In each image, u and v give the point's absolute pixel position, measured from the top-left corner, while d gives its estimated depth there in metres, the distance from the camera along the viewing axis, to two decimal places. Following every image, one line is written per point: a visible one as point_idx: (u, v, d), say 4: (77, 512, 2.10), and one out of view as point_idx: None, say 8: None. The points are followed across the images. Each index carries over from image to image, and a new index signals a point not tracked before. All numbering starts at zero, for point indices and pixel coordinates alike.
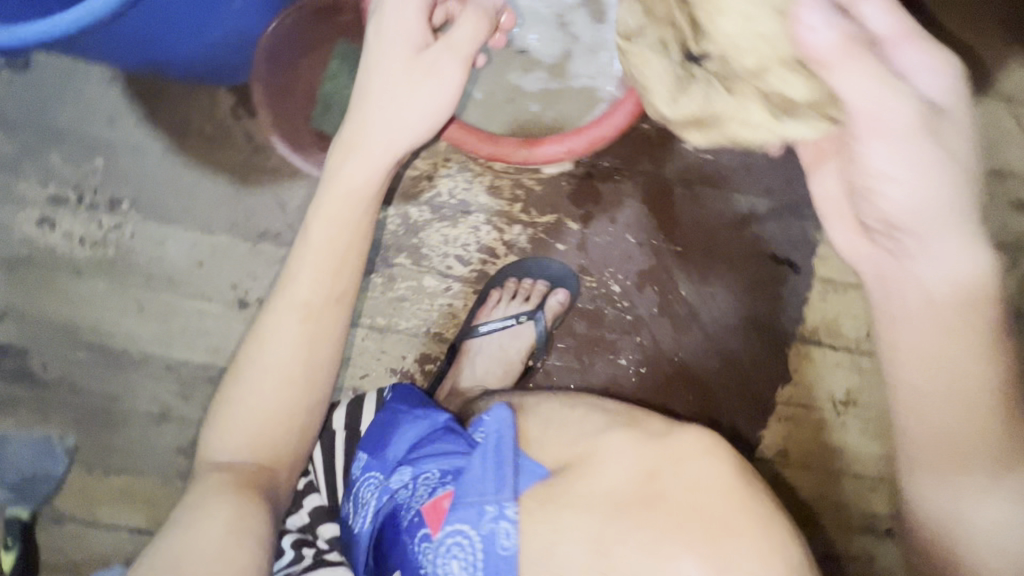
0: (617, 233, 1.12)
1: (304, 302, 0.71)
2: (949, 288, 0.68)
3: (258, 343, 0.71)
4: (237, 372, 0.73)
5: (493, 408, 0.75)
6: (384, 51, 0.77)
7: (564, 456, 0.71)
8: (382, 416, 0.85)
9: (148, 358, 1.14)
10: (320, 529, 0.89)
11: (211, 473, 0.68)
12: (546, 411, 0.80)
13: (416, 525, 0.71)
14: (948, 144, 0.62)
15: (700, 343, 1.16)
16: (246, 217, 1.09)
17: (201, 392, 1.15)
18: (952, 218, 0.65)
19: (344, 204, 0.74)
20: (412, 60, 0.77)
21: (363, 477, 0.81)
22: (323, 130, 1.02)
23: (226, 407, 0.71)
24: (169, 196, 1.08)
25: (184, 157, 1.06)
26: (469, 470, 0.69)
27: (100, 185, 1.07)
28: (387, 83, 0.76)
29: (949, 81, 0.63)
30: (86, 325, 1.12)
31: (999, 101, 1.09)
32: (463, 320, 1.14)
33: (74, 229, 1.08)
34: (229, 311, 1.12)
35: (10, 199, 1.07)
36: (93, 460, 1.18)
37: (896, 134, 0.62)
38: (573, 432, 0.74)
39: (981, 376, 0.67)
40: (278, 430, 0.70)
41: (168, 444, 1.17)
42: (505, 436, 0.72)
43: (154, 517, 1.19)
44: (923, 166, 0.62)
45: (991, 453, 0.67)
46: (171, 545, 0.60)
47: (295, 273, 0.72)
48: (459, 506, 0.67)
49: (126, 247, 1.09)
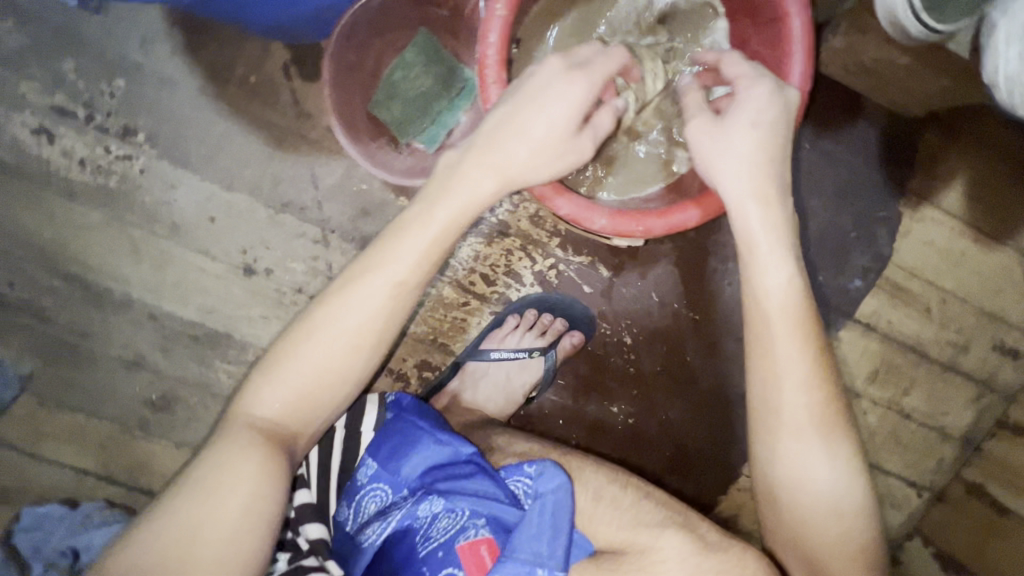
0: (644, 288, 1.12)
1: (402, 280, 0.63)
2: (780, 268, 0.71)
3: (331, 304, 0.63)
4: (307, 326, 0.63)
5: (539, 463, 0.77)
6: (557, 93, 0.66)
7: (612, 536, 0.80)
8: (398, 426, 0.81)
9: (132, 301, 1.06)
10: (304, 528, 0.70)
11: (238, 432, 0.61)
12: (598, 486, 0.84)
13: (441, 560, 0.74)
14: (743, 142, 0.70)
15: (694, 412, 1.16)
16: (275, 183, 1.02)
17: (182, 349, 1.07)
18: (746, 202, 0.71)
19: (455, 204, 0.66)
20: (578, 105, 0.66)
21: (370, 487, 0.78)
22: (378, 115, 0.96)
23: (277, 365, 0.63)
24: (192, 140, 1.00)
25: (221, 104, 1.00)
26: (525, 527, 0.72)
27: (115, 110, 0.98)
28: (546, 95, 0.66)
29: (765, 90, 0.71)
30: (69, 253, 1.03)
31: (1014, 253, 1.14)
32: (472, 338, 1.12)
33: (74, 148, 0.98)
34: (231, 274, 1.05)
35: (8, 98, 0.97)
36: (47, 393, 1.08)
37: (716, 131, 0.72)
38: (628, 516, 0.81)
39: (805, 361, 0.71)
40: (325, 392, 0.63)
41: (134, 393, 1.09)
42: (562, 503, 0.74)
43: (101, 465, 1.10)
44: (733, 163, 0.70)
45: (806, 422, 0.72)
46: (188, 507, 0.57)
47: (398, 250, 0.64)
48: (506, 562, 0.71)
49: (132, 181, 1.00)
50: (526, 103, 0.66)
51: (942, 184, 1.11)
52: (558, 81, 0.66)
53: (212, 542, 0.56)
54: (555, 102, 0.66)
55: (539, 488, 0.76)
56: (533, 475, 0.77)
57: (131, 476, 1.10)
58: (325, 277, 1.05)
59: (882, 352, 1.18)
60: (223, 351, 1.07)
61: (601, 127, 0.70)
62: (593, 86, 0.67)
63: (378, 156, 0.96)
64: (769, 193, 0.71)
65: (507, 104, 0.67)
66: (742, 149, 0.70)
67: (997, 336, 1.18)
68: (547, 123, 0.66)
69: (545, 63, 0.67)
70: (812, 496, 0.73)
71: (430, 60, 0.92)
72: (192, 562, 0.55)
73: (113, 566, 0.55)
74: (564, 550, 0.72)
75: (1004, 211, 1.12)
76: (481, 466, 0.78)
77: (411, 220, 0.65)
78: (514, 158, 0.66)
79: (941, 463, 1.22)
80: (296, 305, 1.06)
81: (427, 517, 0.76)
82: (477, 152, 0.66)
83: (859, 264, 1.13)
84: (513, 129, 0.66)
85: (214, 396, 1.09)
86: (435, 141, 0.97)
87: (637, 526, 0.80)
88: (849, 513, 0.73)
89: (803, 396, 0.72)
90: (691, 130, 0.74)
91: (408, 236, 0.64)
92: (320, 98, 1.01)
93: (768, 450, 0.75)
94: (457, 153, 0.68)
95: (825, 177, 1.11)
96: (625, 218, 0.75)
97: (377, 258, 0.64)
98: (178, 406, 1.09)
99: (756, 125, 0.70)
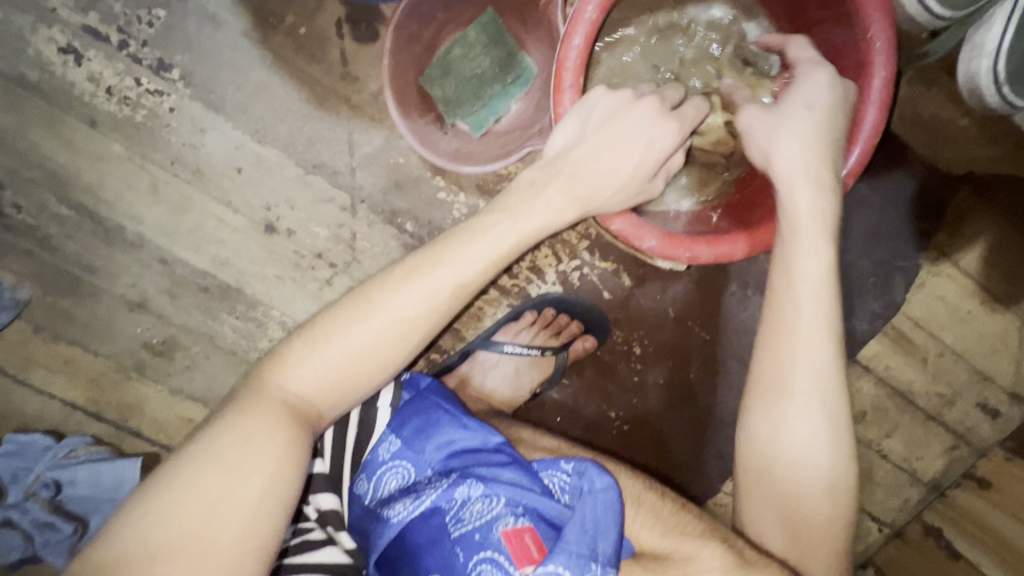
0: (662, 302, 1.13)
1: (464, 283, 0.63)
2: (821, 241, 0.69)
3: (391, 288, 0.62)
4: (364, 305, 0.62)
5: (578, 460, 0.71)
6: (640, 133, 0.68)
7: (656, 543, 0.67)
8: (420, 406, 0.79)
9: (145, 242, 1.02)
10: (315, 498, 0.77)
11: (269, 404, 0.60)
12: (638, 492, 0.76)
13: (477, 545, 0.66)
14: (807, 119, 0.70)
15: (690, 428, 1.17)
16: (309, 143, 0.99)
17: (190, 297, 1.04)
18: (804, 175, 0.69)
19: (526, 212, 0.67)
20: (656, 152, 0.69)
21: (392, 463, 0.77)
22: (429, 91, 0.93)
23: (323, 341, 0.61)
24: (228, 83, 0.97)
25: (265, 51, 0.97)
26: (573, 517, 0.63)
27: (150, 40, 0.95)
28: (634, 136, 0.68)
29: (824, 73, 0.72)
30: (84, 182, 0.99)
31: (1016, 320, 1.16)
32: (485, 327, 1.12)
33: (102, 75, 0.95)
34: (251, 230, 1.02)
35: (41, 11, 0.93)
36: (43, 322, 1.03)
37: (772, 114, 0.72)
38: (669, 523, 0.69)
39: (825, 320, 0.68)
40: (364, 377, 0.62)
41: (135, 335, 1.05)
42: (609, 503, 0.64)
43: (90, 404, 1.05)
44: (781, 135, 0.71)
45: (814, 380, 0.67)
46: (210, 481, 0.55)
47: (467, 250, 0.64)
48: (557, 553, 0.61)
49: (159, 118, 0.97)
50: (609, 134, 0.68)
51: (966, 243, 1.12)
52: (650, 127, 0.68)
53: (231, 521, 0.54)
54: (644, 147, 0.68)
55: (582, 484, 0.67)
56: (571, 472, 0.71)
57: (120, 416, 1.06)
58: (348, 246, 1.03)
59: (875, 395, 1.20)
60: (233, 305, 1.04)
61: (672, 168, 0.74)
62: (678, 139, 0.70)
63: (423, 131, 0.93)
64: (827, 162, 0.70)
65: (597, 134, 0.68)
66: (805, 127, 0.70)
67: (987, 396, 1.20)
68: (633, 166, 0.68)
69: (641, 103, 0.69)
70: (801, 457, 0.67)
71: (493, 43, 0.90)
72: (208, 542, 0.53)
73: (121, 534, 0.52)
74: (612, 546, 0.62)
75: (1016, 278, 1.14)
76: (514, 455, 0.73)
77: (485, 225, 0.66)
78: (594, 192, 0.68)
79: (903, 502, 1.25)
80: (314, 270, 1.03)
81: (459, 500, 0.70)
82: (554, 172, 0.68)
83: (870, 309, 1.15)
84: (600, 163, 0.68)
85: (217, 349, 1.05)
86: (482, 127, 0.94)
87: (679, 534, 0.67)
88: (837, 485, 0.67)
89: (814, 348, 0.68)
90: (745, 116, 0.75)
91: (480, 242, 0.65)
92: (370, 63, 0.98)
93: (758, 404, 0.70)
94: (539, 172, 0.69)
95: (854, 219, 1.12)
96: (674, 242, 0.77)
97: (445, 254, 0.64)
98: (178, 353, 1.06)
99: (823, 107, 0.71)
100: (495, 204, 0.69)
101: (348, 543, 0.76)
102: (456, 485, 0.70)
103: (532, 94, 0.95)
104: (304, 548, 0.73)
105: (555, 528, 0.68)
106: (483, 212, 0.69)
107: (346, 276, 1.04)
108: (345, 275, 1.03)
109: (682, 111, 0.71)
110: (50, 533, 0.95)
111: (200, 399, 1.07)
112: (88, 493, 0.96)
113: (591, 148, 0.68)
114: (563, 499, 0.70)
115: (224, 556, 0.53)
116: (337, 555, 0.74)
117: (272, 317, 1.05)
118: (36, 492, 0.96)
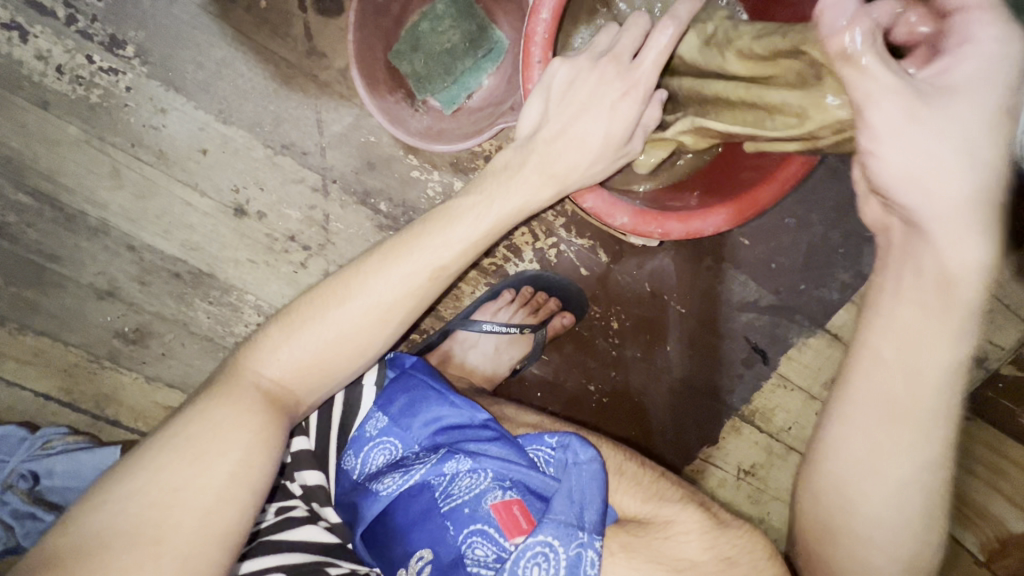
0: (638, 277, 1.14)
1: (442, 267, 0.63)
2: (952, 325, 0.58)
3: (368, 274, 0.62)
4: (341, 293, 0.62)
5: (562, 434, 0.72)
6: (597, 99, 0.67)
7: (639, 510, 0.69)
8: (407, 383, 0.80)
9: (109, 229, 0.98)
10: (302, 475, 0.77)
11: (242, 390, 0.60)
12: (621, 463, 0.77)
13: (467, 518, 0.68)
14: (965, 115, 0.53)
15: (662, 397, 1.20)
16: (276, 122, 0.97)
17: (161, 284, 1.01)
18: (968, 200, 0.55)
19: (497, 194, 0.67)
20: (618, 120, 0.67)
21: (379, 439, 0.78)
22: (397, 67, 0.92)
23: (300, 326, 0.61)
24: (189, 61, 0.94)
25: (225, 27, 0.93)
26: (560, 488, 0.65)
27: (101, 15, 0.91)
28: (593, 106, 0.67)
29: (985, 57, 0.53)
30: (41, 167, 0.95)
31: None
32: (464, 307, 1.13)
33: (51, 53, 0.91)
34: (220, 213, 0.99)
35: None
36: (9, 313, 1.00)
37: (926, 110, 0.53)
38: (650, 492, 0.72)
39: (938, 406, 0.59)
40: (338, 361, 0.62)
41: (107, 324, 1.02)
42: (593, 473, 0.66)
43: (67, 393, 1.03)
44: (924, 128, 0.53)
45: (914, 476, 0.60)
46: (177, 468, 0.54)
47: (439, 235, 0.64)
48: (544, 524, 0.63)
49: (116, 98, 0.94)
50: (571, 106, 0.67)
51: None
52: (609, 89, 0.67)
53: (194, 506, 0.53)
54: (604, 111, 0.67)
55: (567, 456, 0.69)
56: (556, 445, 0.72)
57: (97, 405, 1.05)
58: (321, 228, 1.01)
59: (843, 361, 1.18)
60: (206, 291, 1.02)
61: (648, 126, 0.72)
62: (642, 95, 0.67)
63: (387, 107, 0.90)
64: (989, 182, 0.55)
65: (561, 110, 0.68)
66: (951, 134, 0.53)
67: None
68: (599, 134, 0.67)
69: (596, 68, 0.67)
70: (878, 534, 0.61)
71: (464, 15, 0.88)
72: (168, 527, 0.52)
73: (80, 523, 0.51)
74: (598, 513, 0.64)
75: None
76: (501, 430, 0.73)
77: (462, 209, 0.66)
78: (566, 171, 0.68)
79: None
80: (287, 253, 1.02)
81: (448, 474, 0.72)
82: (525, 153, 0.68)
83: (839, 279, 1.15)
84: (568, 139, 0.67)
85: (192, 335, 1.04)
86: (454, 103, 0.94)
87: (659, 501, 0.70)
88: None
89: (920, 434, 0.59)
90: (883, 103, 0.53)
91: (457, 227, 0.64)
92: (335, 38, 0.96)
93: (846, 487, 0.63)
94: (512, 155, 0.69)
95: (827, 191, 1.12)
96: (646, 218, 0.78)
97: (420, 238, 0.64)
98: (152, 341, 1.04)
99: (982, 104, 0.53)
100: (471, 189, 0.69)
101: (333, 520, 0.76)
102: (445, 460, 0.72)
103: (504, 69, 0.94)
104: (282, 525, 0.71)
105: (542, 499, 0.69)
106: (461, 196, 0.68)
107: (320, 258, 1.02)
108: (320, 258, 1.02)
109: (642, 61, 0.67)
110: (30, 524, 0.90)
111: (177, 386, 1.06)
112: (70, 482, 0.92)
113: (558, 124, 0.68)
114: (548, 471, 0.72)
115: (187, 541, 0.52)
116: (318, 531, 0.73)
117: (247, 301, 1.03)
118: (14, 484, 0.93)
